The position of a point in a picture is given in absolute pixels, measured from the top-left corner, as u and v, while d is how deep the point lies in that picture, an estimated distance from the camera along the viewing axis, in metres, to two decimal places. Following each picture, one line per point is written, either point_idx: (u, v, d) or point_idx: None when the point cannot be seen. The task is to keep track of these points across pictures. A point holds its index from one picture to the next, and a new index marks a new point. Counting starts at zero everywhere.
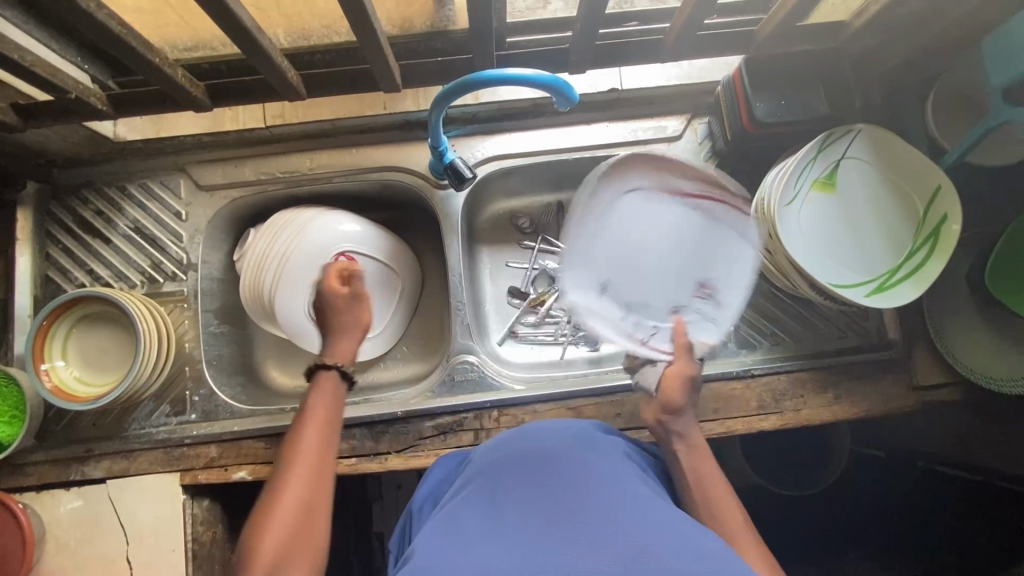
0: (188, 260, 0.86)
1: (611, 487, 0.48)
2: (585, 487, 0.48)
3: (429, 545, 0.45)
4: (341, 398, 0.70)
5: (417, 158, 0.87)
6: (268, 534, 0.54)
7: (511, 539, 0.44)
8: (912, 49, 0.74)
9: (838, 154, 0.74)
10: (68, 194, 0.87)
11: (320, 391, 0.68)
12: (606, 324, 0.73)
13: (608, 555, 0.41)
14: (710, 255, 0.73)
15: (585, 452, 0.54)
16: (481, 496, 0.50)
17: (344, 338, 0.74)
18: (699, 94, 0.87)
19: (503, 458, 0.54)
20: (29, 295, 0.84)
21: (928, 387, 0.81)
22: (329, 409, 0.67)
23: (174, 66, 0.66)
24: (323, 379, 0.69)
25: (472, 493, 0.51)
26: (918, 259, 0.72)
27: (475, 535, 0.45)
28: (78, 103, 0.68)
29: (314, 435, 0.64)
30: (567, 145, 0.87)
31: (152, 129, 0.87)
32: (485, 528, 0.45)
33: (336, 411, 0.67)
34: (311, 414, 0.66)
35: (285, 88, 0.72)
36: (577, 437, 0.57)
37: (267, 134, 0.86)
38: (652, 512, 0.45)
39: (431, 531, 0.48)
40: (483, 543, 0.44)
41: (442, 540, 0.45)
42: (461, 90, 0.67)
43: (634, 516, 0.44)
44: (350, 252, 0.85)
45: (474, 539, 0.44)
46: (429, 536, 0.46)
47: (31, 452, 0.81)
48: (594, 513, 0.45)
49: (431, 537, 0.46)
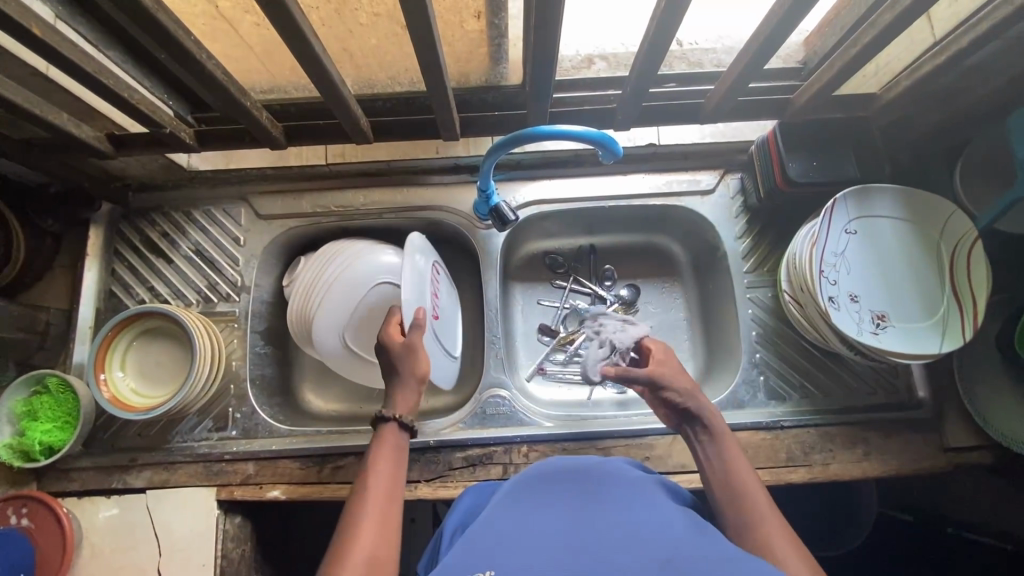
0: (242, 283, 0.91)
1: (645, 509, 0.52)
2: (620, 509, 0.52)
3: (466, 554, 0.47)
4: (402, 451, 0.66)
5: (463, 198, 0.92)
6: None
7: (548, 554, 0.46)
8: (938, 120, 0.78)
9: (874, 212, 0.79)
10: (138, 216, 0.94)
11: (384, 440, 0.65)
12: (828, 240, 0.77)
13: (644, 560, 0.45)
14: (904, 300, 0.77)
15: (624, 486, 0.57)
16: (517, 514, 0.52)
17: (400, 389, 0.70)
18: (733, 152, 0.92)
19: (545, 482, 0.58)
20: (92, 308, 0.90)
21: (958, 449, 0.81)
22: (395, 456, 0.64)
23: (260, 109, 0.73)
24: (384, 433, 0.66)
25: (509, 510, 0.54)
26: (948, 317, 0.75)
27: (513, 547, 0.47)
28: (170, 136, 0.75)
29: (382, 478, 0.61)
30: (605, 194, 0.92)
31: (222, 161, 0.95)
32: (523, 533, 0.49)
33: (401, 463, 0.64)
34: (379, 462, 0.63)
35: (356, 133, 0.79)
36: (622, 473, 0.60)
37: (326, 170, 0.93)
38: (687, 539, 0.47)
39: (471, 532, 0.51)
40: (526, 547, 0.47)
41: (481, 548, 0.48)
42: (513, 142, 0.72)
43: (668, 543, 0.46)
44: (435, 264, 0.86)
45: (512, 549, 0.47)
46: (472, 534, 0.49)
47: (76, 459, 0.84)
48: (631, 529, 0.48)
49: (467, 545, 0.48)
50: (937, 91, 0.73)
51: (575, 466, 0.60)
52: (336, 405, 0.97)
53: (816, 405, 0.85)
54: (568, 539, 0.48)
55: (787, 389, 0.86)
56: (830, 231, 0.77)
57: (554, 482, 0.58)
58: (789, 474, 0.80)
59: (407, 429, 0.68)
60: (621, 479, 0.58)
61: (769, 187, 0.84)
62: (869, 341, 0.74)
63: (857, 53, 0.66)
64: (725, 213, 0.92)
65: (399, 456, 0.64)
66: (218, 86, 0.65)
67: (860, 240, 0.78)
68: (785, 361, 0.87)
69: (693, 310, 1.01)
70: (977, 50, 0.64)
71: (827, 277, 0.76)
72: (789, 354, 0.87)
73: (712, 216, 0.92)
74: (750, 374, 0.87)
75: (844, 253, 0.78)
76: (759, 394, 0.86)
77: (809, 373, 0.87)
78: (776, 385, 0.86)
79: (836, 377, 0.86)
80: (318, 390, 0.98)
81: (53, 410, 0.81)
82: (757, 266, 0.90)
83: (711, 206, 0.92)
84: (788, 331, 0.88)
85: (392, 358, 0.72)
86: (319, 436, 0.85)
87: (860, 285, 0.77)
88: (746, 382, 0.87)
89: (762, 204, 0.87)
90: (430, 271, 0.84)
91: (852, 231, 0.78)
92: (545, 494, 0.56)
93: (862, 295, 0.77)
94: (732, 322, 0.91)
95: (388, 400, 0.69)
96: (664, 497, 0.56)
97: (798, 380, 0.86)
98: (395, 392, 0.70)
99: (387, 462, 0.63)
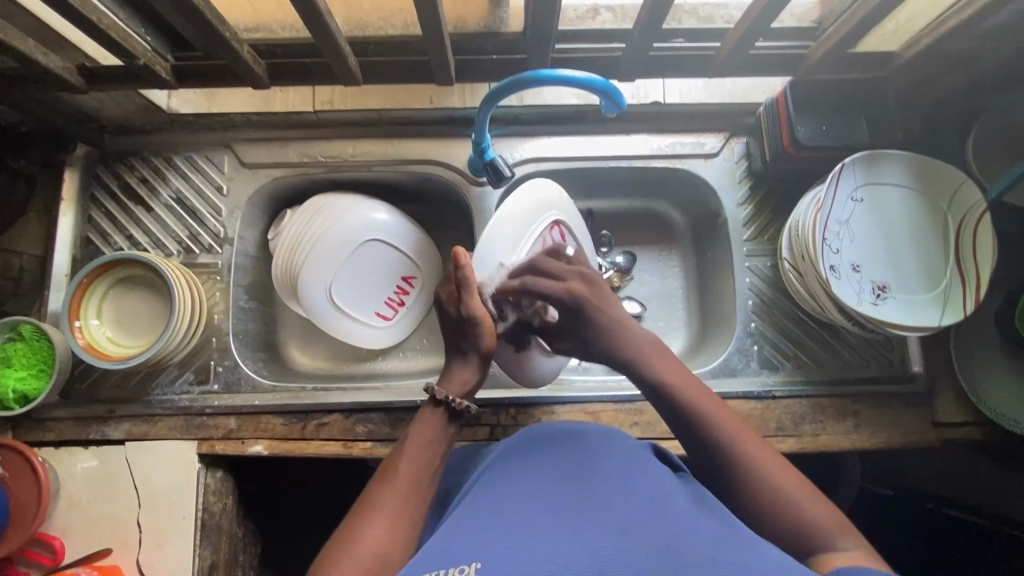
0: (225, 234, 0.88)
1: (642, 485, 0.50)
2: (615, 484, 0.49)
3: (450, 547, 0.44)
4: (441, 439, 0.62)
5: (457, 153, 0.88)
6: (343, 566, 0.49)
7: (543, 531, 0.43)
8: (955, 84, 0.75)
9: (882, 180, 0.76)
10: (115, 160, 0.89)
11: (422, 424, 0.62)
12: (834, 206, 0.75)
13: (642, 541, 0.42)
14: (906, 271, 0.75)
15: (627, 456, 0.54)
16: (504, 495, 0.49)
17: (459, 367, 0.66)
18: (738, 114, 0.89)
19: (535, 451, 0.56)
20: (68, 254, 0.86)
21: (947, 424, 0.81)
22: (431, 445, 0.61)
23: (241, 43, 0.68)
24: (427, 416, 0.63)
25: (496, 488, 0.51)
26: (949, 291, 0.73)
27: (504, 531, 0.44)
28: (144, 69, 0.70)
29: (413, 465, 0.59)
30: (604, 154, 0.88)
31: (203, 103, 0.89)
32: (512, 509, 0.47)
33: (437, 453, 0.61)
34: (414, 449, 0.60)
35: (344, 72, 0.73)
36: (620, 445, 0.57)
37: (314, 118, 0.89)
38: (695, 524, 0.44)
39: (461, 515, 0.48)
40: (516, 524, 0.44)
41: (465, 537, 0.44)
42: (516, 87, 0.68)
43: (672, 525, 0.44)
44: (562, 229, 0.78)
45: (503, 535, 0.43)
46: (461, 520, 0.47)
47: (53, 408, 0.82)
48: (630, 508, 0.46)
49: (451, 536, 0.45)
50: (959, 52, 0.70)
51: (575, 435, 0.58)
52: (322, 363, 0.96)
53: (809, 376, 0.84)
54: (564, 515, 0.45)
55: (781, 358, 0.85)
56: (836, 198, 0.75)
57: (546, 450, 0.56)
58: (778, 443, 0.80)
59: (451, 415, 0.64)
60: (624, 449, 0.56)
61: (775, 151, 0.80)
62: (868, 312, 0.73)
63: (880, 3, 0.62)
64: (727, 179, 0.88)
65: (438, 447, 0.61)
66: (194, 14, 0.60)
67: (865, 209, 0.76)
68: (781, 331, 0.86)
69: (690, 278, 0.99)
70: (1005, 5, 0.60)
71: (831, 245, 0.74)
72: (785, 324, 0.86)
73: (715, 181, 0.89)
74: (744, 343, 0.86)
75: (848, 221, 0.76)
76: (752, 363, 0.85)
77: (804, 343, 0.85)
78: (770, 354, 0.85)
79: (830, 348, 0.85)
80: (304, 347, 0.96)
81: (27, 357, 0.78)
82: (758, 234, 0.88)
83: (714, 171, 0.89)
84: (785, 301, 0.86)
85: (453, 330, 0.67)
86: (303, 392, 0.83)
87: (863, 254, 0.75)
88: (740, 351, 0.85)
89: (767, 168, 0.84)
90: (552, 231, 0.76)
91: (858, 199, 0.76)
92: (539, 466, 0.53)
93: (864, 264, 0.75)
94: (728, 290, 0.90)
95: (443, 377, 0.66)
96: (666, 474, 0.54)
97: (792, 351, 0.85)
98: (452, 367, 0.67)
99: (422, 450, 0.60)
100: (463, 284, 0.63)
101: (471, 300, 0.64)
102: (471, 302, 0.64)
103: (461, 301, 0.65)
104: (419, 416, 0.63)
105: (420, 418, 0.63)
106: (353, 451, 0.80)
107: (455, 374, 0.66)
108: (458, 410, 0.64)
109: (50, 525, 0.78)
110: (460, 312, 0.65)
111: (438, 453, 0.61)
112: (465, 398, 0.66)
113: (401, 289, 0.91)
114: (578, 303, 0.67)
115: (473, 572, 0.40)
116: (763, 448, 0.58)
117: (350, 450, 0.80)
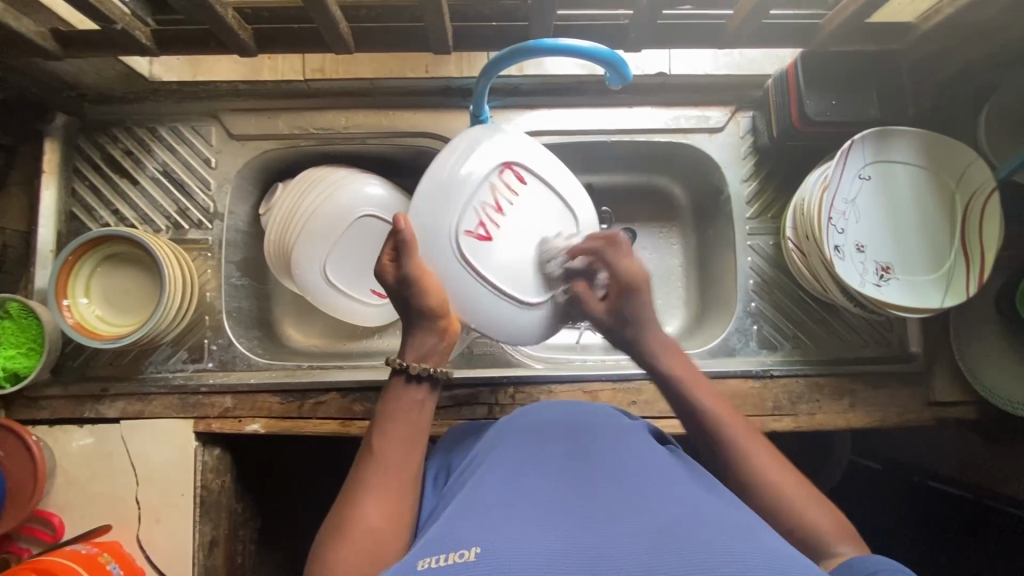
0: (215, 210, 0.85)
1: (634, 469, 0.49)
2: (609, 468, 0.48)
3: (446, 533, 0.42)
4: (414, 407, 0.60)
5: (453, 126, 0.85)
6: (339, 551, 0.49)
7: (545, 517, 0.42)
8: (972, 58, 0.72)
9: (890, 157, 0.74)
10: (96, 130, 0.86)
11: (394, 397, 0.61)
12: (841, 179, 0.73)
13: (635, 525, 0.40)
14: (913, 251, 0.74)
15: (630, 444, 0.53)
16: (499, 482, 0.48)
17: (413, 333, 0.63)
18: (745, 87, 0.86)
19: (533, 436, 0.55)
20: (52, 229, 0.83)
21: (943, 403, 0.81)
22: (405, 419, 0.59)
23: (224, 5, 0.64)
24: (396, 386, 0.61)
25: (499, 472, 0.49)
26: (953, 273, 0.73)
27: (506, 514, 0.42)
28: (122, 34, 0.66)
29: (391, 440, 0.58)
30: (607, 127, 0.85)
31: (188, 71, 0.85)
32: (508, 492, 0.46)
33: (413, 423, 0.59)
34: (392, 424, 0.59)
35: (334, 40, 0.69)
36: (613, 427, 0.56)
37: (305, 87, 0.85)
38: (702, 513, 0.43)
39: (457, 501, 0.47)
40: (512, 507, 0.43)
41: (463, 521, 0.43)
42: (513, 57, 0.65)
43: (666, 511, 0.42)
44: (514, 171, 0.68)
45: (500, 518, 0.42)
46: (457, 505, 0.46)
47: (46, 386, 0.80)
48: (622, 493, 0.45)
49: (449, 521, 0.44)
50: (980, 23, 0.67)
51: (570, 422, 0.57)
52: (318, 340, 0.95)
53: (807, 355, 0.84)
54: (567, 502, 0.43)
55: (780, 338, 0.85)
56: (844, 175, 0.73)
57: (546, 433, 0.55)
58: (774, 422, 0.80)
59: (426, 381, 0.62)
60: (627, 437, 0.55)
61: (782, 126, 0.78)
62: (872, 292, 0.72)
63: None
64: (732, 154, 0.86)
65: (419, 417, 0.60)
66: None
67: (872, 187, 0.75)
68: (780, 310, 0.85)
69: (691, 256, 0.97)
70: None
71: (836, 222, 0.73)
72: (784, 303, 0.85)
73: (719, 156, 0.86)
74: (744, 322, 0.85)
75: (855, 199, 0.74)
76: (750, 342, 0.85)
77: (803, 322, 0.85)
78: (769, 334, 0.85)
79: (829, 328, 0.85)
80: (299, 325, 0.95)
81: (17, 335, 0.76)
82: (761, 212, 0.86)
83: (719, 146, 0.86)
84: (786, 281, 0.86)
85: (397, 300, 0.63)
86: (299, 370, 0.82)
87: (868, 233, 0.74)
88: (739, 331, 0.85)
89: (774, 145, 0.81)
90: (502, 175, 0.68)
91: (865, 177, 0.74)
92: (542, 451, 0.52)
93: (869, 244, 0.74)
94: (730, 269, 0.88)
95: (401, 349, 0.63)
96: (669, 462, 0.52)
97: (791, 330, 0.85)
98: (409, 338, 0.63)
99: (399, 425, 0.59)
100: (402, 249, 0.61)
101: (409, 262, 0.61)
102: (410, 264, 0.62)
103: (399, 266, 0.62)
104: (388, 390, 0.62)
105: (388, 391, 0.61)
106: (351, 430, 0.80)
107: (412, 343, 0.63)
108: (422, 376, 0.61)
109: (48, 502, 0.78)
110: (397, 278, 0.62)
111: (420, 423, 0.60)
112: (426, 363, 0.62)
113: None
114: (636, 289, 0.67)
115: (472, 555, 0.38)
116: (739, 417, 0.60)
117: (347, 428, 0.80)
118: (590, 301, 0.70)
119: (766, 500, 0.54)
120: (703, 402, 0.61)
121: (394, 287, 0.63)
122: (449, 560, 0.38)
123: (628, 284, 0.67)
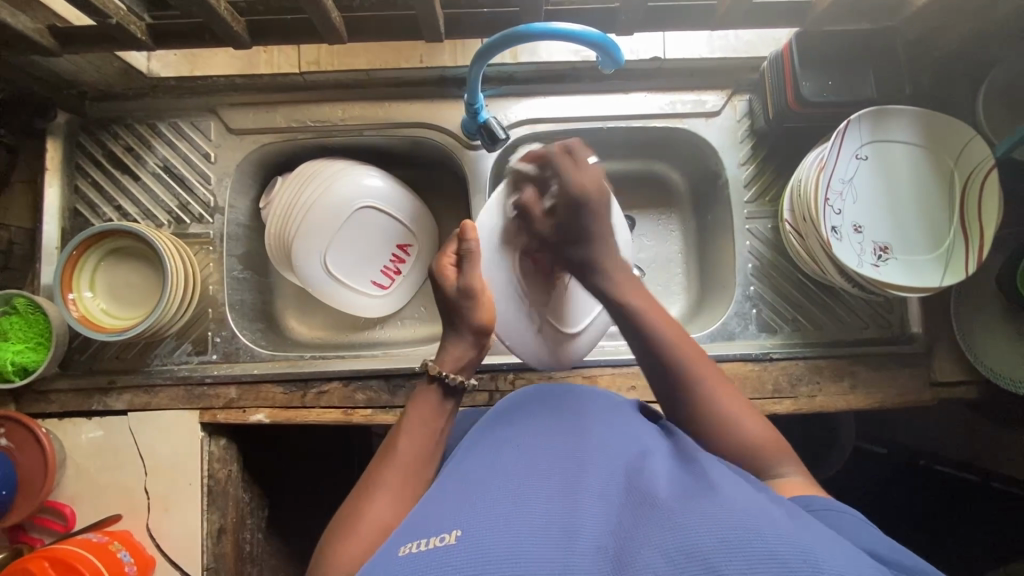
0: (215, 203, 0.86)
1: (624, 450, 0.49)
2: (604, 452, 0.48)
3: (431, 516, 0.43)
4: (437, 419, 0.61)
5: (449, 116, 0.85)
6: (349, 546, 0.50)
7: (527, 498, 0.42)
8: (968, 35, 0.72)
9: (889, 136, 0.74)
10: (98, 128, 0.87)
11: (419, 404, 0.62)
12: (834, 159, 0.73)
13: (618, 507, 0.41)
14: (910, 228, 0.74)
15: (620, 424, 0.54)
16: (489, 462, 0.48)
17: (454, 343, 0.66)
18: (741, 70, 0.86)
19: (524, 415, 0.56)
20: (56, 225, 0.84)
21: (944, 384, 0.81)
22: (428, 429, 0.60)
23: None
24: (424, 394, 0.63)
25: (492, 452, 0.50)
26: (951, 251, 0.72)
27: (487, 495, 0.43)
28: (118, 29, 0.67)
29: (414, 446, 0.58)
30: (601, 114, 0.85)
31: (186, 67, 0.87)
32: (498, 470, 0.46)
33: (434, 434, 0.60)
34: (414, 429, 0.60)
35: (327, 29, 0.69)
36: (605, 408, 0.57)
37: (301, 81, 0.85)
38: (682, 492, 0.42)
39: (445, 483, 0.48)
40: (499, 484, 0.44)
41: (451, 504, 0.43)
42: (506, 43, 0.65)
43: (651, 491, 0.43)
44: None
45: (486, 496, 0.42)
46: (446, 487, 0.47)
47: (54, 380, 0.82)
48: (610, 472, 0.45)
49: (437, 502, 0.45)
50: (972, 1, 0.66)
51: (563, 402, 0.58)
52: (321, 332, 0.96)
53: (807, 337, 0.84)
54: (552, 484, 0.44)
55: (779, 321, 0.85)
56: (839, 156, 0.73)
57: (538, 412, 0.56)
58: (774, 405, 0.80)
59: (451, 394, 0.63)
60: (618, 417, 0.55)
61: (778, 108, 0.78)
62: (868, 272, 0.71)
63: None
64: (728, 137, 0.86)
65: (439, 428, 0.61)
66: None
67: (868, 168, 0.74)
68: (779, 293, 0.85)
69: (690, 243, 0.97)
70: None
71: (831, 204, 0.73)
72: (784, 287, 0.85)
73: (717, 140, 0.86)
74: (743, 306, 0.85)
75: (851, 179, 0.74)
76: (750, 326, 0.85)
77: (802, 306, 0.85)
78: (768, 318, 0.85)
79: (829, 309, 0.85)
80: (302, 317, 0.96)
81: (24, 330, 0.78)
82: (759, 196, 0.86)
83: (716, 130, 0.86)
84: (785, 264, 0.85)
85: (447, 306, 0.67)
86: (303, 361, 0.84)
87: (865, 214, 0.74)
88: (739, 315, 0.85)
89: (771, 127, 0.81)
90: None
91: (862, 158, 0.74)
92: (530, 432, 0.52)
93: (866, 225, 0.74)
94: (728, 254, 0.88)
95: (438, 354, 0.65)
96: (659, 440, 0.53)
97: (791, 313, 0.85)
98: (449, 344, 0.65)
99: (421, 432, 0.60)
100: (466, 255, 0.67)
101: (470, 270, 0.66)
102: (470, 272, 0.66)
103: (460, 271, 0.67)
104: (412, 398, 0.63)
105: (414, 398, 0.63)
106: (354, 418, 0.81)
107: (449, 350, 0.65)
108: (454, 386, 0.63)
109: (60, 492, 0.80)
110: (458, 283, 0.66)
111: (439, 434, 0.61)
112: (460, 375, 0.65)
113: (397, 258, 0.89)
114: (585, 199, 0.67)
115: (453, 538, 0.38)
116: (674, 324, 0.62)
117: (350, 417, 0.81)
118: (534, 210, 0.71)
119: (765, 478, 0.54)
120: (666, 337, 0.61)
121: (451, 289, 0.66)
122: (430, 544, 0.38)
123: (574, 195, 0.67)
